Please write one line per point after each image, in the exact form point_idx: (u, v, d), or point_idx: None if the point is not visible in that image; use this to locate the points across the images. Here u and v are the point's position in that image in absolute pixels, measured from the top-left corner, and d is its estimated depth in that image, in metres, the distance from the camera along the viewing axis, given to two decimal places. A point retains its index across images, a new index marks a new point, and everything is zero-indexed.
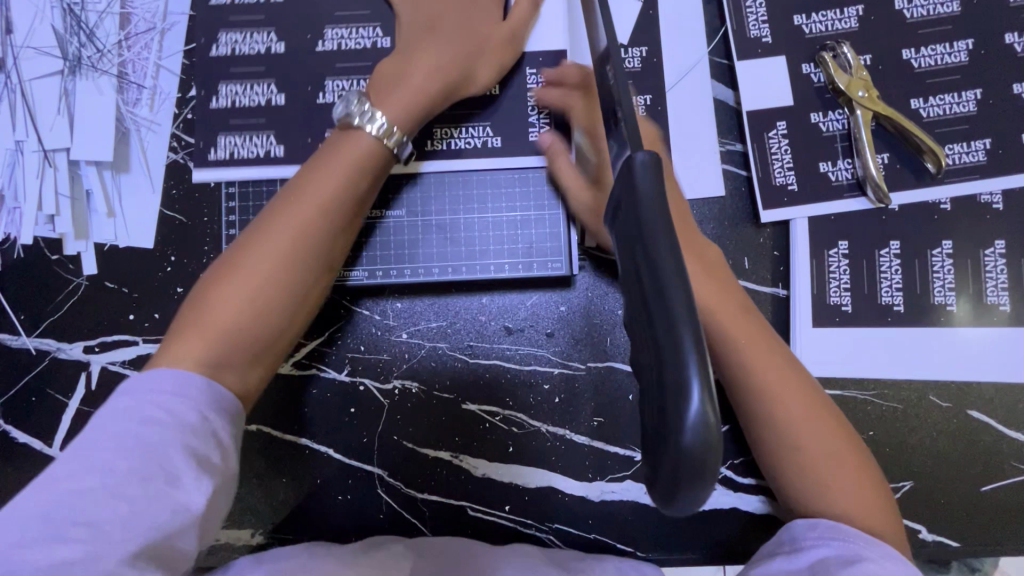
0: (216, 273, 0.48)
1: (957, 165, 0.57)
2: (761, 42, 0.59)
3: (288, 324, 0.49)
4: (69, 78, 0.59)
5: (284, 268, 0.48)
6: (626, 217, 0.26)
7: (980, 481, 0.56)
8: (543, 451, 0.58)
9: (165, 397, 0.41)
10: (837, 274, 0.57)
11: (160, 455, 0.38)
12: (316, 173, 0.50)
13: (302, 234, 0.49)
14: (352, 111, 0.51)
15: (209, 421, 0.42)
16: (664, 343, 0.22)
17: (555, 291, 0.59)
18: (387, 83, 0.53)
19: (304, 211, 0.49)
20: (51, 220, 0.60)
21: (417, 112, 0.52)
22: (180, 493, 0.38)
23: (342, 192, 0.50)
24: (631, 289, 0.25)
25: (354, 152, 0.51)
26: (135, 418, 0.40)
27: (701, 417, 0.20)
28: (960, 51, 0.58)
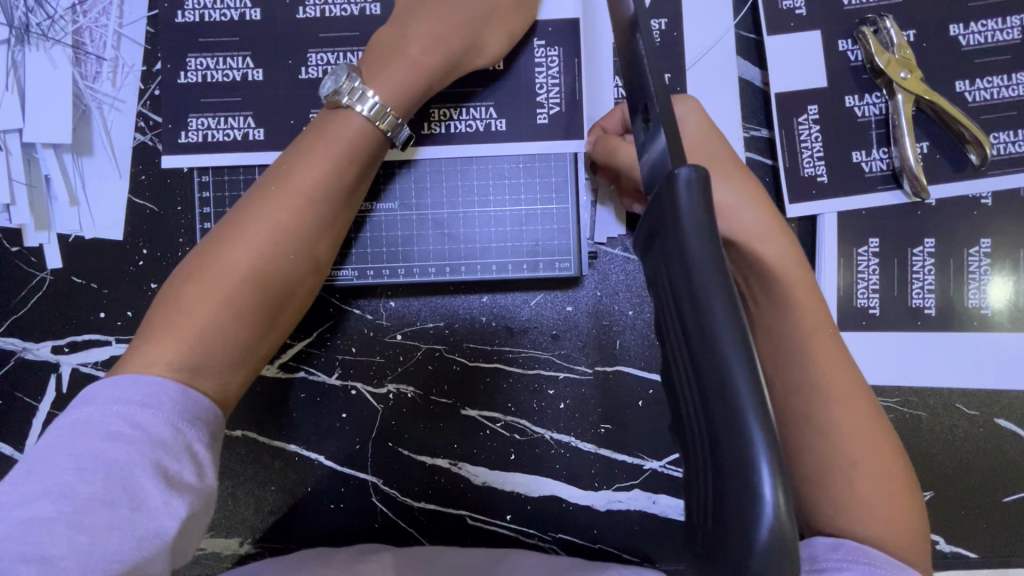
0: (192, 265, 0.43)
1: (1002, 155, 0.52)
2: (794, 14, 0.53)
3: (272, 321, 0.45)
4: (17, 48, 0.53)
5: (269, 261, 0.43)
6: (670, 258, 0.23)
7: (1003, 492, 0.54)
8: (547, 459, 0.55)
9: (134, 409, 0.36)
10: (865, 273, 0.53)
11: (127, 477, 0.34)
12: (301, 157, 0.45)
13: (287, 225, 0.44)
14: (341, 87, 0.45)
15: (185, 435, 0.37)
16: (724, 433, 0.20)
17: (561, 291, 0.55)
18: (380, 55, 0.47)
19: (290, 200, 0.44)
20: (7, 209, 0.54)
21: (413, 89, 0.47)
22: (150, 519, 0.34)
23: (330, 179, 0.45)
24: (681, 351, 0.23)
25: (343, 131, 0.45)
26: (97, 434, 0.35)
27: (775, 515, 0.19)
28: (1013, 27, 0.52)
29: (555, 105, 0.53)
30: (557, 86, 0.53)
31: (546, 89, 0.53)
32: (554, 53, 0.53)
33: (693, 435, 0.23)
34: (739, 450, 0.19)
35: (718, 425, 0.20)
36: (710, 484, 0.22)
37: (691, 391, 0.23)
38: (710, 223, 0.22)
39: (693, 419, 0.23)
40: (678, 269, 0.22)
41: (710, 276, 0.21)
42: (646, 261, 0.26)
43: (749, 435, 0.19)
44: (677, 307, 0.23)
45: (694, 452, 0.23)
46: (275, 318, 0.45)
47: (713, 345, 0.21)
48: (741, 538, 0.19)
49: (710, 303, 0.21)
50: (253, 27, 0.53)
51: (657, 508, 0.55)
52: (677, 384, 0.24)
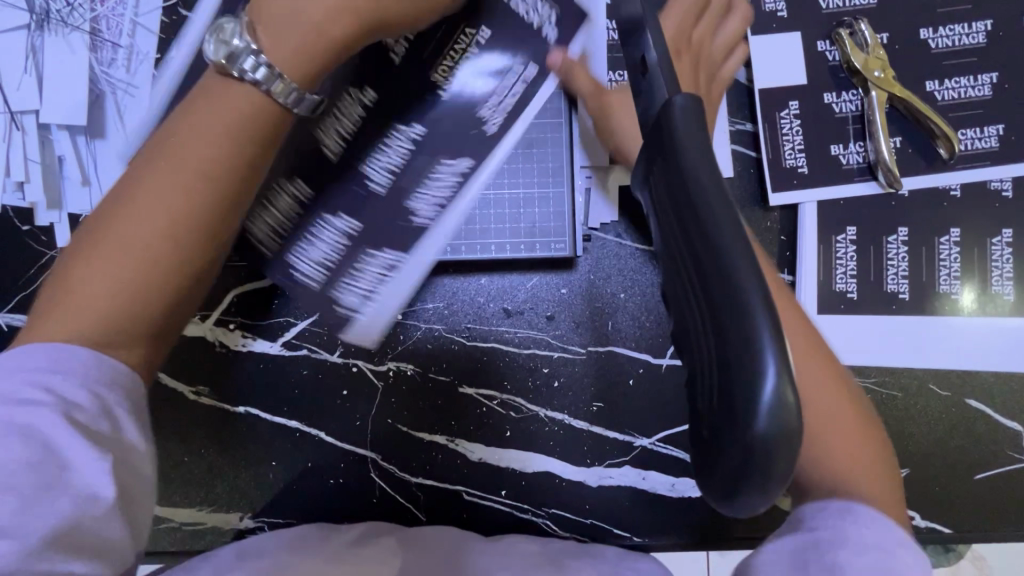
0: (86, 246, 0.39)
1: (971, 150, 0.56)
2: (776, 16, 0.56)
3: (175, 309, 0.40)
4: (37, 34, 0.55)
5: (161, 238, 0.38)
6: (670, 185, 0.23)
7: (974, 469, 0.57)
8: (541, 435, 0.57)
9: (40, 376, 0.35)
10: (844, 259, 0.56)
11: (47, 437, 0.33)
12: (194, 123, 0.40)
13: (176, 207, 0.38)
14: (232, 46, 0.40)
15: (105, 399, 0.36)
16: (727, 317, 0.20)
17: (557, 273, 0.57)
18: (279, 11, 0.41)
19: (179, 174, 0.39)
20: (20, 187, 0.56)
21: (314, 59, 0.42)
22: (82, 477, 0.33)
23: (229, 147, 0.40)
24: (682, 262, 0.23)
25: (230, 98, 0.40)
26: (6, 399, 0.33)
27: (777, 400, 0.19)
28: (978, 32, 0.56)
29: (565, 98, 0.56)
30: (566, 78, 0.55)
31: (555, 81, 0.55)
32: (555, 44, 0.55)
33: (697, 357, 0.23)
34: (741, 331, 0.19)
35: (720, 313, 0.20)
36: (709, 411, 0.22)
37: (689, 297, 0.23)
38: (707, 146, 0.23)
39: (699, 346, 0.23)
40: (678, 189, 0.23)
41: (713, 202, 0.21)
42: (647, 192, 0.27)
43: (757, 336, 0.19)
44: (682, 237, 0.23)
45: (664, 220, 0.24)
46: (181, 308, 0.40)
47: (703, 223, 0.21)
48: (741, 435, 0.20)
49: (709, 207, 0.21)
50: None
51: (646, 485, 0.57)
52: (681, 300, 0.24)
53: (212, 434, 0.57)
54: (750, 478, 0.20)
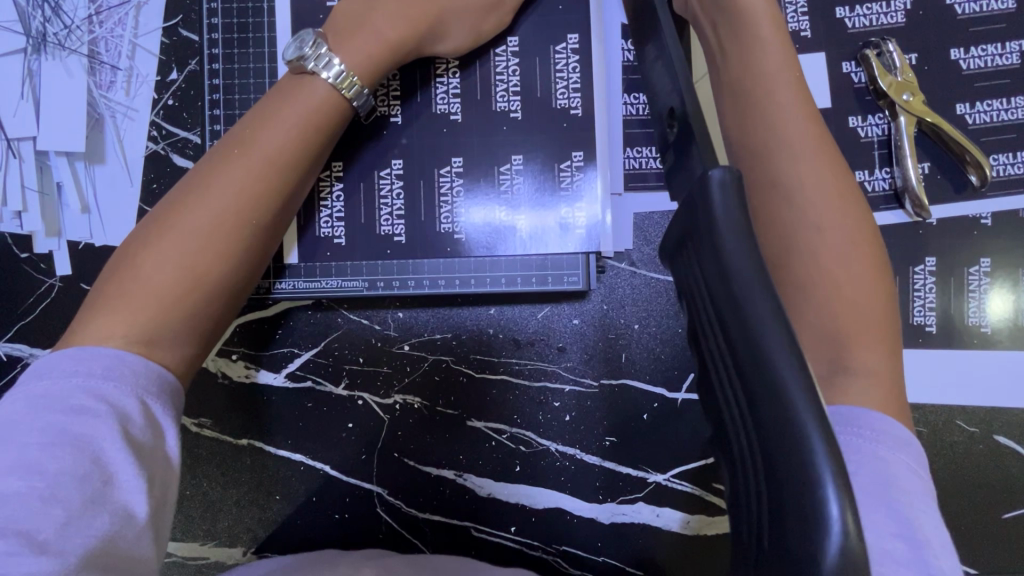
0: (147, 234, 0.41)
1: (1003, 176, 0.53)
2: (799, 36, 0.54)
3: (231, 293, 0.43)
4: (33, 57, 0.53)
5: (224, 230, 0.42)
6: (705, 261, 0.24)
7: (1002, 508, 0.55)
8: (552, 470, 0.55)
9: (96, 382, 0.35)
10: (921, 292, 0.54)
11: (96, 448, 0.33)
12: (264, 122, 0.44)
13: (246, 190, 0.43)
14: (306, 53, 0.45)
15: (150, 409, 0.36)
16: (771, 416, 0.20)
17: (569, 303, 0.55)
18: (348, 27, 0.47)
19: (253, 165, 0.43)
20: (18, 215, 0.54)
21: (382, 62, 0.48)
22: (122, 494, 0.33)
23: (294, 142, 0.44)
24: (720, 353, 0.24)
25: (303, 102, 0.45)
26: (60, 408, 0.33)
27: (843, 533, 0.18)
28: (1012, 53, 0.53)
29: (574, 90, 0.53)
30: (577, 62, 0.53)
31: (567, 69, 0.53)
32: (574, 62, 0.53)
33: (743, 461, 0.23)
34: (787, 432, 0.20)
35: (764, 409, 0.21)
36: (761, 515, 0.22)
37: (735, 397, 0.23)
38: (744, 223, 0.22)
39: (743, 445, 0.23)
40: (714, 269, 0.23)
41: (749, 277, 0.21)
42: (676, 265, 0.27)
43: (804, 430, 0.19)
44: (719, 319, 0.23)
45: (703, 319, 0.25)
46: (235, 294, 0.43)
47: (743, 314, 0.21)
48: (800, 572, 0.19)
49: (752, 309, 0.21)
50: (267, 39, 0.54)
51: (660, 521, 0.55)
52: (714, 383, 0.25)
53: (215, 467, 0.56)
54: None
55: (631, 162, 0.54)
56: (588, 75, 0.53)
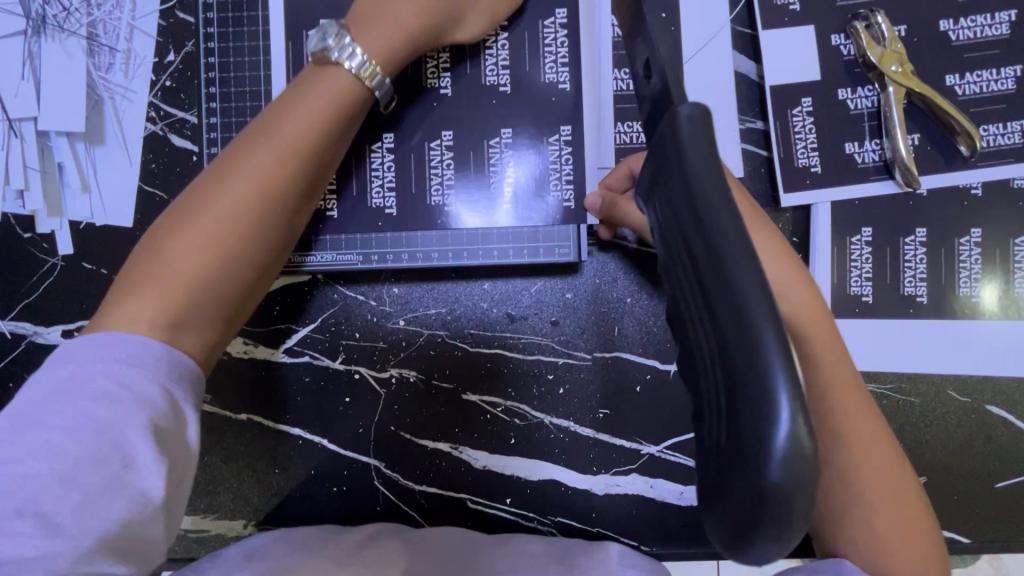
0: (171, 219, 0.40)
1: (993, 147, 0.54)
2: (788, 9, 0.54)
3: (254, 279, 0.42)
4: (33, 40, 0.55)
5: (250, 216, 0.41)
6: (675, 196, 0.24)
7: (995, 477, 0.55)
8: (546, 443, 0.56)
9: (120, 368, 0.34)
10: (912, 262, 0.54)
11: (117, 435, 0.32)
12: (289, 106, 0.44)
13: (272, 176, 0.42)
14: (329, 44, 0.44)
15: (173, 396, 0.35)
16: (733, 340, 0.21)
17: (562, 277, 0.56)
18: (369, 14, 0.47)
19: (277, 149, 0.42)
20: (21, 195, 0.55)
21: (400, 51, 0.48)
22: (141, 480, 0.32)
23: (323, 130, 0.44)
24: (691, 293, 0.24)
25: (327, 85, 0.44)
26: (84, 392, 0.33)
27: (792, 441, 0.19)
28: (1001, 23, 0.53)
29: (562, 65, 0.54)
30: (565, 36, 0.54)
31: (555, 44, 0.54)
32: (563, 37, 0.54)
33: (707, 393, 0.24)
34: (748, 353, 0.20)
35: (726, 334, 0.21)
36: (721, 445, 0.23)
37: (700, 330, 0.24)
38: (710, 156, 0.23)
39: (708, 376, 0.24)
40: (684, 202, 0.24)
41: (716, 207, 0.22)
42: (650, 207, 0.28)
43: (763, 348, 0.20)
44: (688, 252, 0.24)
45: (673, 256, 0.25)
46: (258, 280, 0.42)
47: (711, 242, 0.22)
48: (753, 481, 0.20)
49: (721, 239, 0.21)
50: (262, 19, 0.55)
51: (654, 493, 0.56)
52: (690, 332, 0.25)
53: (216, 441, 0.57)
54: (763, 526, 0.21)
55: (622, 137, 0.55)
56: (578, 51, 0.54)
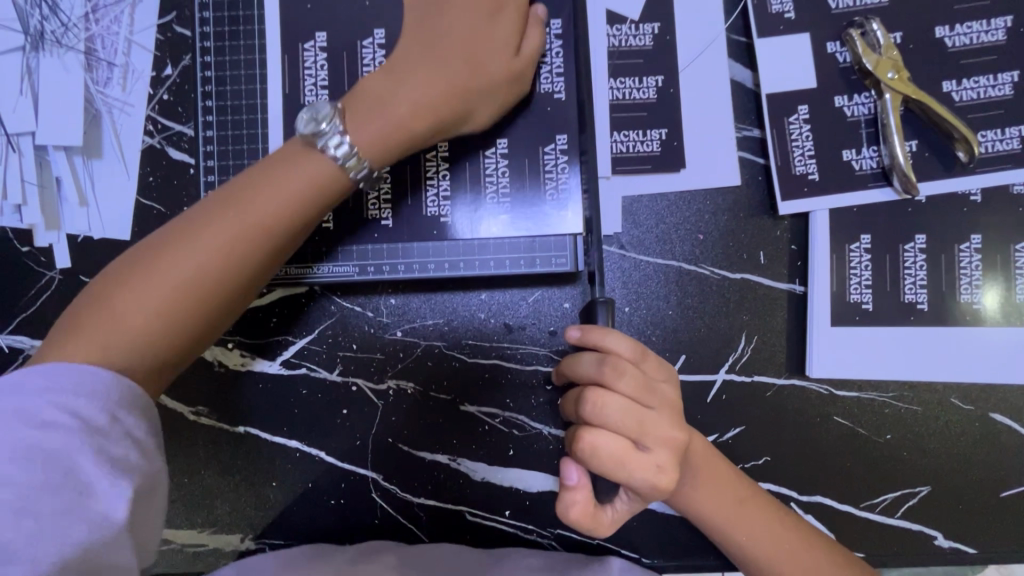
0: (128, 266, 0.40)
1: (991, 152, 0.53)
2: (783, 18, 0.54)
3: (193, 344, 0.41)
4: (32, 54, 0.55)
5: (198, 288, 0.40)
6: None
7: (1000, 486, 0.54)
8: (545, 454, 0.56)
9: (68, 396, 0.34)
10: (912, 269, 0.54)
11: (68, 463, 0.33)
12: (267, 179, 0.42)
13: (229, 252, 0.41)
14: (321, 129, 0.43)
15: (123, 420, 0.36)
16: None
17: (559, 287, 0.56)
18: (368, 103, 0.45)
19: (241, 225, 0.41)
20: (18, 209, 0.56)
21: (393, 150, 0.45)
22: (94, 504, 0.33)
23: (297, 213, 0.43)
24: None
25: (309, 168, 0.43)
26: (31, 422, 0.33)
27: None
28: (997, 29, 0.53)
29: (557, 75, 0.54)
30: (561, 47, 0.54)
31: (551, 54, 0.54)
32: (559, 47, 0.54)
33: None
34: None
35: None
36: None
37: None
38: None
39: None
40: None
41: None
42: None
43: None
44: None
45: None
46: (197, 344, 0.42)
47: None
48: None
49: None
50: (258, 32, 0.55)
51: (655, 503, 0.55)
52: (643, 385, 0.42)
53: (213, 454, 0.56)
54: None
55: (619, 146, 0.55)
56: (574, 61, 0.54)
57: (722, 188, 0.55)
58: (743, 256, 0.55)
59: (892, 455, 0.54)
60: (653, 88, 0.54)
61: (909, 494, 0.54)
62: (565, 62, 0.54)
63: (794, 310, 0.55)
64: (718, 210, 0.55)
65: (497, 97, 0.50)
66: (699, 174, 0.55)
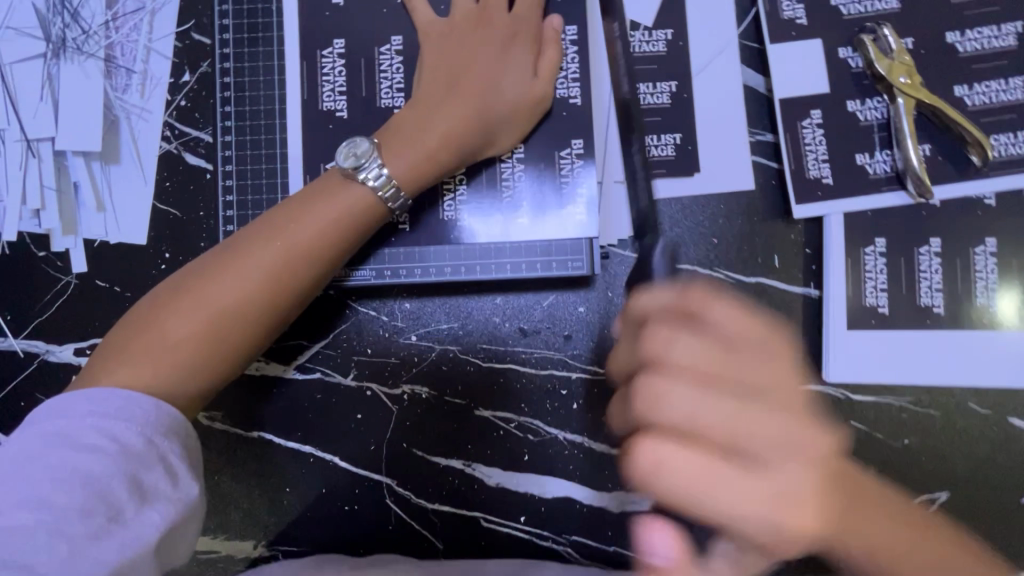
0: (177, 290, 0.44)
1: (1005, 156, 0.54)
2: (795, 24, 0.55)
3: (235, 363, 0.45)
4: (53, 62, 0.56)
5: (242, 309, 0.44)
6: None
7: (1020, 492, 0.54)
8: (560, 459, 0.55)
9: (108, 422, 0.37)
10: (927, 272, 0.54)
11: (103, 488, 0.35)
12: (305, 209, 0.47)
13: (271, 276, 0.45)
14: (360, 161, 0.48)
15: (157, 447, 0.38)
16: None
17: (574, 292, 0.55)
18: (401, 134, 0.50)
19: (282, 250, 0.45)
20: (36, 214, 0.56)
21: (424, 176, 0.50)
22: (130, 528, 0.36)
23: (325, 249, 0.46)
24: None
25: (344, 198, 0.47)
26: (72, 446, 0.36)
27: None
28: (1008, 34, 0.54)
29: (572, 80, 0.55)
30: (576, 52, 0.55)
31: (566, 60, 0.55)
32: (574, 52, 0.55)
33: None
34: None
35: None
36: None
37: None
38: None
39: None
40: None
41: None
42: None
43: None
44: None
45: None
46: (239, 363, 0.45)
47: None
48: None
49: None
50: (276, 38, 0.56)
51: None
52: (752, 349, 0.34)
53: (226, 460, 0.56)
54: None
55: None
56: (589, 66, 0.55)
57: (736, 192, 0.55)
58: (758, 260, 0.55)
59: (910, 460, 0.54)
60: (666, 94, 0.55)
61: (928, 500, 0.54)
62: (581, 68, 0.55)
63: (809, 314, 0.55)
64: (732, 214, 0.55)
65: (520, 123, 0.53)
66: (713, 178, 0.55)
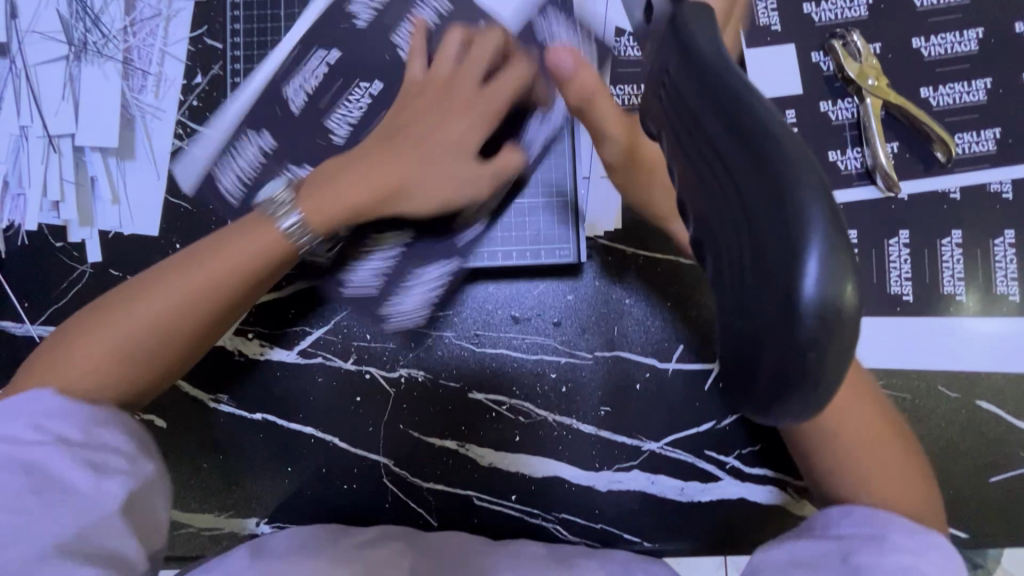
0: (119, 293, 0.44)
1: (968, 153, 0.57)
2: (770, 30, 0.59)
3: (171, 368, 0.45)
4: (74, 64, 0.60)
5: (181, 318, 0.43)
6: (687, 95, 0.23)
7: (988, 472, 0.56)
8: (549, 440, 0.58)
9: (52, 405, 0.39)
10: (897, 262, 0.57)
11: (54, 462, 0.37)
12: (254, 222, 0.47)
13: (210, 284, 0.44)
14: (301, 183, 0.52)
15: (109, 428, 0.40)
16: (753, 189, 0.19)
17: (563, 280, 0.59)
18: (365, 155, 0.53)
19: (226, 259, 0.44)
20: (55, 206, 0.59)
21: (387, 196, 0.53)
22: (95, 496, 0.37)
23: (254, 267, 0.45)
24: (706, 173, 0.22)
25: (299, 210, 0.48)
26: (22, 427, 0.38)
27: (820, 295, 0.18)
28: (970, 40, 0.57)
29: None
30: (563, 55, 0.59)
31: None
32: None
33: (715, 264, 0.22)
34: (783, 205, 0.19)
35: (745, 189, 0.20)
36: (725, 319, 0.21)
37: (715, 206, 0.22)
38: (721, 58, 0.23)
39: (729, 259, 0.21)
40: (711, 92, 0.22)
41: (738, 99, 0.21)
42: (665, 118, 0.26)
43: (799, 208, 0.18)
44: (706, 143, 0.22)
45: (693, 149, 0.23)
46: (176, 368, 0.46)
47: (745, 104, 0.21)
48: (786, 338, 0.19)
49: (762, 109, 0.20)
50: (283, 41, 0.60)
51: (656, 489, 0.57)
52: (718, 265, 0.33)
53: (231, 441, 0.59)
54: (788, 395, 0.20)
55: None
56: None
57: None
58: None
59: None
60: None
61: None
62: None
63: None
64: None
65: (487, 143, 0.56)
66: None
